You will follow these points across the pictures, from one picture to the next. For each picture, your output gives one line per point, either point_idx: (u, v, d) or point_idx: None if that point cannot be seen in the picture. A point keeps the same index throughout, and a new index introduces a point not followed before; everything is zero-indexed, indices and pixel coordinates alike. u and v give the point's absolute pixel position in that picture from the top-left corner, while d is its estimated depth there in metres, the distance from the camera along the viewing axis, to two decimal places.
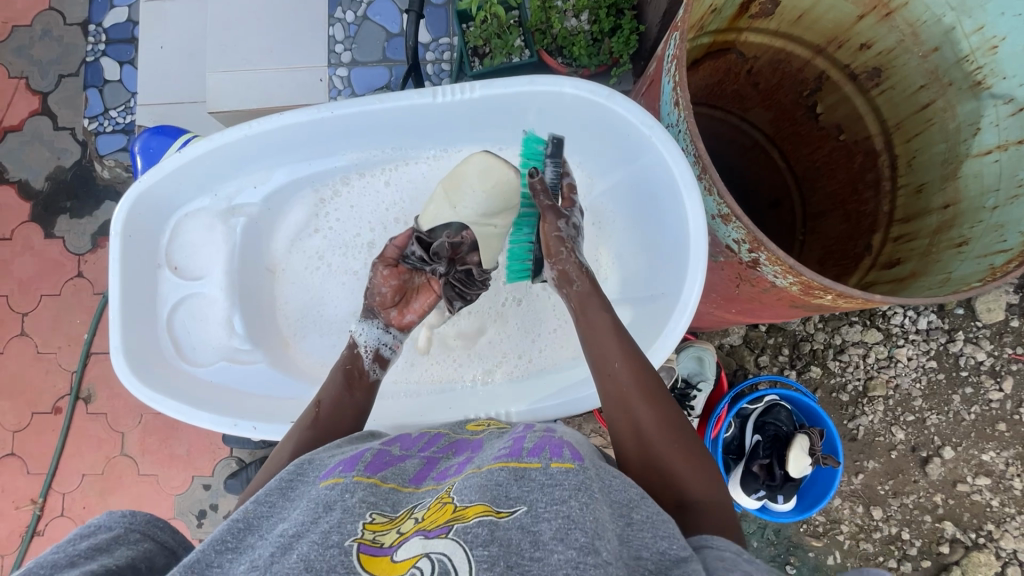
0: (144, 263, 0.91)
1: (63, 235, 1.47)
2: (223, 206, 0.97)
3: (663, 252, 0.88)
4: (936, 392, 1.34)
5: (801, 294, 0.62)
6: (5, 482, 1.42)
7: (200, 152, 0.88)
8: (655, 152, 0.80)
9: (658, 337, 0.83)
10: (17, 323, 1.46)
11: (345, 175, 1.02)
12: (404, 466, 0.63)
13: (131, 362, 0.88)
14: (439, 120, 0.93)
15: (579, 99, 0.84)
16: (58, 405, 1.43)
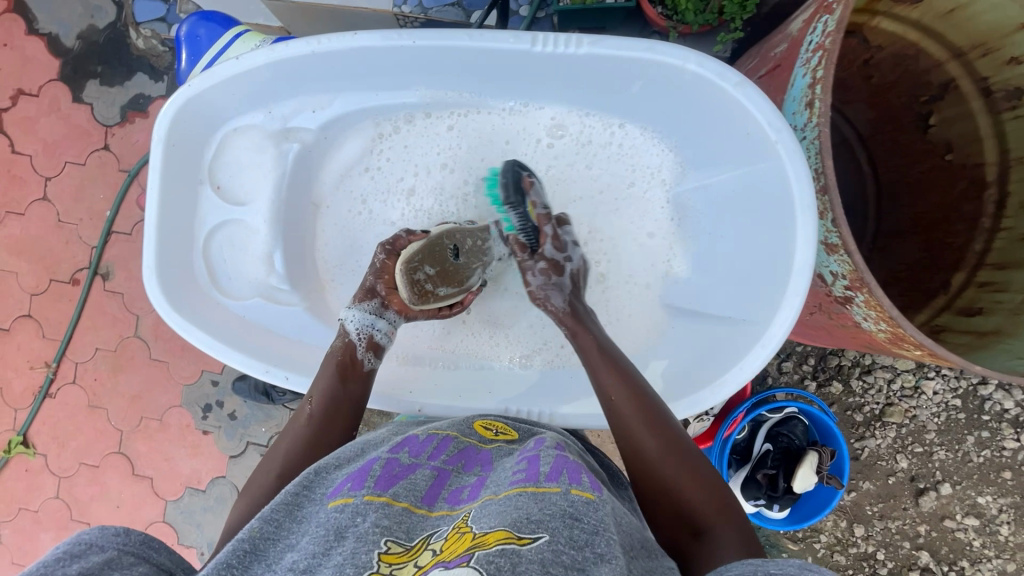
0: (186, 177, 0.85)
1: (91, 102, 1.40)
2: (278, 126, 0.89)
3: (752, 278, 0.81)
4: (952, 429, 1.32)
5: (887, 341, 0.62)
6: (21, 341, 1.45)
7: (260, 61, 0.79)
8: (775, 160, 0.71)
9: (728, 369, 0.78)
10: (39, 186, 1.42)
11: (410, 113, 0.93)
12: (415, 479, 0.61)
13: (165, 285, 0.83)
14: (527, 70, 0.83)
15: (699, 79, 0.75)
16: (76, 276, 1.43)
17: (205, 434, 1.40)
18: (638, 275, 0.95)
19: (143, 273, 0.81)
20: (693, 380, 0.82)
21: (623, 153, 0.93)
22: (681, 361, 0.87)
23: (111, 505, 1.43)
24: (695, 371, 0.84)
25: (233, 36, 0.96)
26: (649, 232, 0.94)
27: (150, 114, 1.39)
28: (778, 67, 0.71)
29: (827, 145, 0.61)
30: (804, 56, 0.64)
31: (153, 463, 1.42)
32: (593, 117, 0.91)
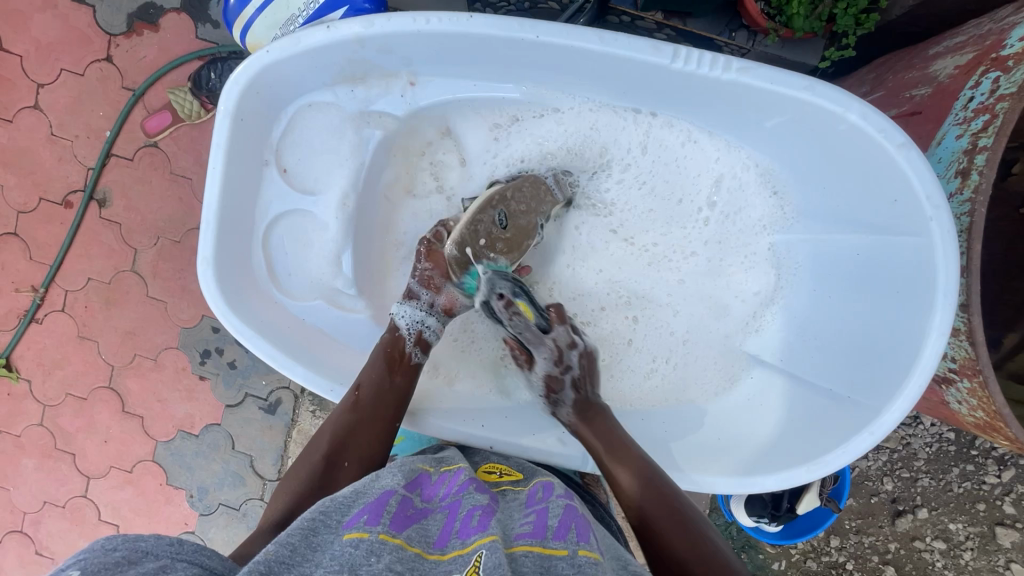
0: (251, 156, 0.76)
1: (94, 4, 1.25)
2: (359, 107, 0.79)
3: (869, 353, 0.75)
4: (940, 459, 1.35)
5: (977, 427, 0.69)
6: (5, 260, 1.35)
7: (353, 33, 0.69)
8: (925, 235, 0.66)
9: (830, 449, 0.73)
10: (30, 92, 1.28)
11: (505, 106, 0.82)
12: (428, 523, 0.57)
13: (222, 282, 0.76)
14: (648, 84, 0.74)
15: (853, 131, 0.68)
16: (69, 199, 1.32)
17: (202, 379, 1.35)
18: (727, 321, 0.88)
19: (200, 267, 0.74)
20: (791, 455, 0.76)
21: (737, 185, 0.84)
22: (769, 426, 0.82)
23: (98, 439, 1.39)
24: (789, 442, 0.79)
25: None
26: (747, 277, 0.87)
27: (160, 27, 1.25)
28: (918, 115, 0.71)
29: (977, 230, 0.64)
30: (958, 115, 0.65)
31: (144, 402, 1.38)
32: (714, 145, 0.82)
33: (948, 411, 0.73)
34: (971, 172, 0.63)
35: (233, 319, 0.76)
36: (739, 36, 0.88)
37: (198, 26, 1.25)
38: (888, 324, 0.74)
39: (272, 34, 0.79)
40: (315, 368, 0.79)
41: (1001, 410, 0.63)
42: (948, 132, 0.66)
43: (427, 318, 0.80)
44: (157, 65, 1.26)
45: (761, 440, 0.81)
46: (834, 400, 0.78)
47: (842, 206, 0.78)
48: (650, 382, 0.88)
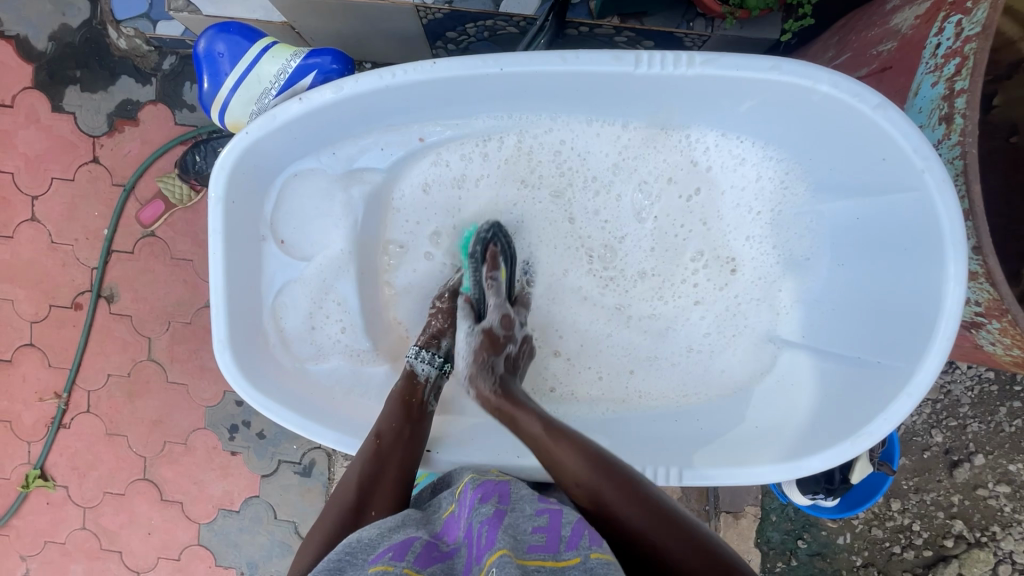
0: (248, 234, 0.77)
1: (74, 111, 1.29)
2: (344, 167, 0.81)
3: (888, 314, 0.75)
4: (985, 401, 1.32)
5: (1012, 364, 0.68)
6: (26, 372, 1.37)
7: (323, 101, 0.70)
8: (922, 189, 0.66)
9: (870, 419, 0.72)
10: (26, 206, 1.32)
11: (489, 137, 0.82)
12: (453, 561, 0.58)
13: (241, 363, 0.76)
14: (618, 91, 0.73)
15: (831, 100, 0.67)
16: (78, 301, 1.34)
17: (234, 455, 1.36)
18: (742, 306, 0.89)
19: (217, 353, 0.74)
20: (830, 431, 0.75)
21: (733, 174, 0.84)
22: (804, 402, 0.81)
23: (142, 532, 1.39)
24: (827, 419, 0.77)
25: (262, 52, 0.78)
26: (758, 261, 0.87)
27: (139, 121, 1.28)
28: (889, 70, 0.72)
29: (971, 168, 0.64)
30: (929, 64, 0.66)
31: (181, 487, 1.38)
32: (695, 135, 0.81)
33: (983, 352, 0.72)
34: (955, 116, 0.63)
35: (256, 394, 0.76)
36: (697, 24, 0.89)
37: (175, 112, 1.28)
38: (902, 281, 0.73)
39: (248, 110, 0.81)
40: (347, 430, 0.79)
41: None
42: (923, 82, 0.67)
43: (444, 363, 0.83)
44: (142, 157, 1.29)
45: (799, 420, 0.80)
46: (862, 366, 0.77)
47: (842, 172, 0.76)
48: (676, 381, 0.89)
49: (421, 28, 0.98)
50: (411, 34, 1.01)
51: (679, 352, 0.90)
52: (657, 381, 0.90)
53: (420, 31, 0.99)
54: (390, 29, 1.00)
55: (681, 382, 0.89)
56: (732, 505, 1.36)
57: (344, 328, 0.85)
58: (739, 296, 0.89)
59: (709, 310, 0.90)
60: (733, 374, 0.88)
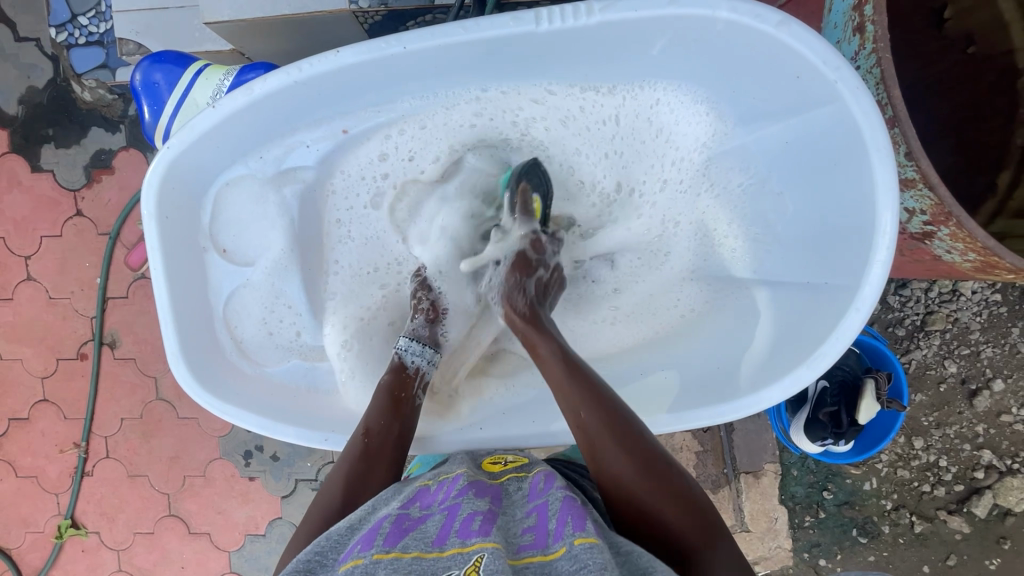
0: (189, 248, 0.79)
1: (52, 168, 1.32)
2: (273, 169, 0.80)
3: (832, 235, 0.74)
4: (996, 324, 1.28)
5: (973, 268, 0.66)
6: (45, 427, 1.41)
7: (236, 106, 0.71)
8: (840, 102, 0.65)
9: (824, 341, 0.72)
10: (21, 267, 1.36)
11: (413, 120, 0.81)
12: (427, 526, 0.60)
13: (197, 374, 0.79)
14: (528, 56, 0.73)
15: (733, 28, 0.66)
16: (83, 351, 1.38)
17: (252, 480, 1.38)
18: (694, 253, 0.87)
19: (170, 364, 0.77)
20: (787, 365, 0.76)
21: (667, 120, 0.81)
22: (762, 337, 0.81)
23: (176, 567, 1.42)
24: (784, 347, 0.78)
25: (196, 76, 0.82)
26: (710, 205, 0.84)
27: (114, 168, 1.31)
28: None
29: (889, 76, 0.62)
30: None
31: (207, 518, 1.40)
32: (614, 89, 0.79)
33: (943, 263, 0.70)
34: (867, 25, 0.62)
35: (214, 401, 0.80)
36: None
37: (147, 155, 1.31)
38: (842, 202, 0.72)
39: None
40: (306, 424, 0.82)
41: (986, 243, 0.60)
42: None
43: (433, 355, 0.85)
44: (122, 203, 1.32)
45: (758, 353, 0.81)
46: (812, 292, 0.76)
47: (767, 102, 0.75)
48: (644, 336, 0.89)
49: (365, 33, 1.00)
50: (356, 41, 1.02)
51: (642, 305, 0.90)
52: (627, 342, 0.90)
53: (365, 37, 1.01)
54: (335, 39, 1.01)
55: (649, 333, 0.89)
56: (751, 465, 1.34)
57: (299, 331, 0.88)
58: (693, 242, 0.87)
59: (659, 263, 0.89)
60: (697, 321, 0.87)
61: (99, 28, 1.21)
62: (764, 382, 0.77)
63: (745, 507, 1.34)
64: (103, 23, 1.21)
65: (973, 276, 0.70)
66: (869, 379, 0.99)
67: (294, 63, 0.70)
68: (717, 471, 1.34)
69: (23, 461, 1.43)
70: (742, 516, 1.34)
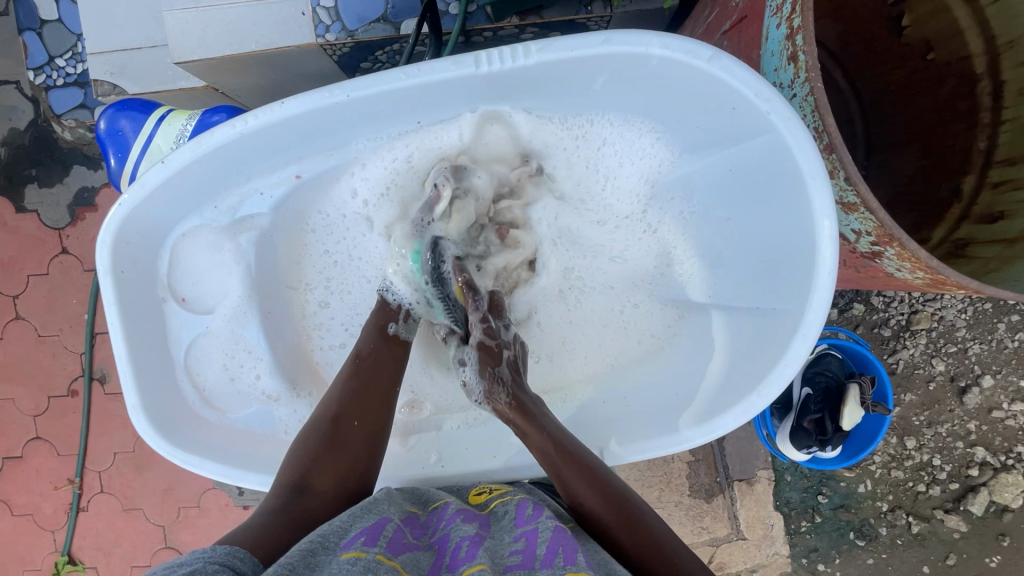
0: (146, 299, 0.79)
1: (36, 208, 1.34)
2: (228, 218, 0.83)
3: (778, 262, 0.76)
4: (981, 321, 1.28)
5: (927, 284, 0.64)
6: (38, 464, 1.42)
7: (187, 158, 0.73)
8: (773, 132, 0.68)
9: (772, 366, 0.74)
10: (10, 307, 1.37)
11: (365, 162, 0.85)
12: (421, 554, 0.60)
13: (157, 425, 0.79)
14: (472, 95, 0.76)
15: (668, 62, 0.69)
16: (73, 387, 1.39)
17: (246, 509, 1.38)
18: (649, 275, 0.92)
19: (131, 417, 0.77)
20: (739, 390, 0.77)
21: (614, 153, 0.86)
22: (719, 362, 0.83)
23: None
24: (737, 371, 0.80)
25: (158, 122, 0.84)
26: (662, 226, 0.89)
27: (98, 205, 1.33)
28: (745, 19, 0.73)
29: (822, 103, 0.62)
30: (772, 7, 0.66)
31: None
32: (560, 120, 0.83)
33: (896, 280, 0.69)
34: (798, 53, 0.62)
35: (178, 452, 0.80)
36: (595, 7, 0.88)
37: None
38: (783, 227, 0.74)
39: None
40: (268, 471, 0.82)
41: (929, 261, 0.59)
42: (770, 24, 0.66)
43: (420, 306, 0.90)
44: None
45: (714, 377, 0.83)
46: (763, 316, 0.78)
47: (708, 129, 0.78)
48: (608, 356, 0.93)
49: (336, 66, 1.01)
50: (327, 73, 1.03)
51: (608, 332, 0.94)
52: (596, 367, 0.93)
53: (336, 69, 1.02)
54: (305, 72, 1.03)
55: (616, 357, 0.93)
56: (744, 472, 1.33)
57: (260, 375, 0.87)
58: (646, 265, 0.92)
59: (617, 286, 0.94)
60: (659, 342, 0.91)
61: (76, 69, 1.23)
62: (722, 407, 0.78)
63: (740, 514, 1.33)
64: (79, 64, 1.23)
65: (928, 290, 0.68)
66: (852, 384, 0.99)
67: (243, 114, 0.72)
68: (710, 480, 1.33)
69: (18, 499, 1.43)
70: (738, 524, 1.33)
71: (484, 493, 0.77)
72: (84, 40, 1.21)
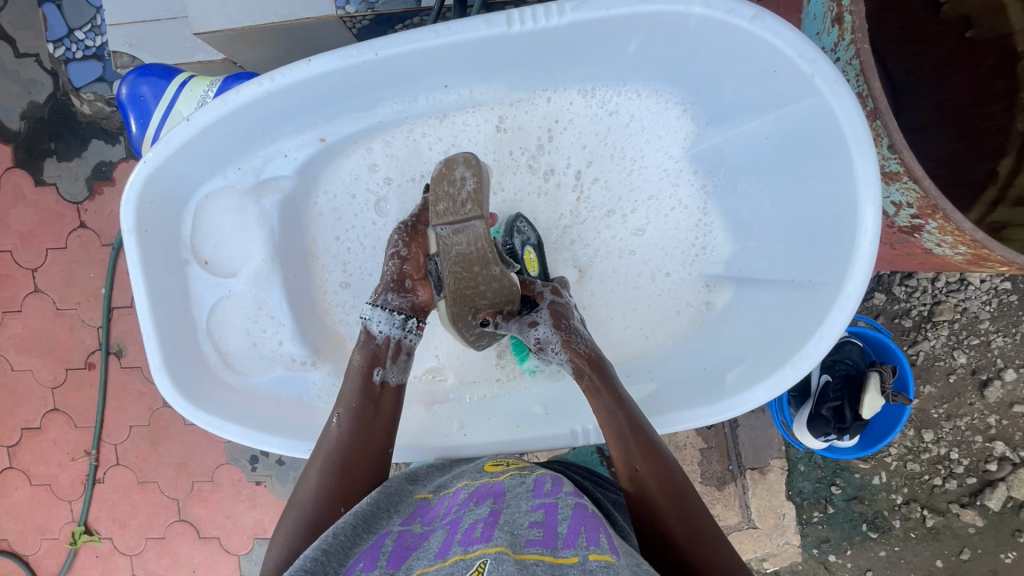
0: (170, 259, 0.80)
1: (54, 181, 1.34)
2: (252, 180, 0.83)
3: (813, 231, 0.76)
4: (1007, 313, 1.25)
5: (967, 260, 0.65)
6: (56, 436, 1.44)
7: (213, 116, 0.73)
8: (816, 96, 0.68)
9: (807, 339, 0.73)
10: (29, 279, 1.38)
11: (390, 128, 0.85)
12: (428, 542, 0.56)
13: (181, 385, 0.79)
14: (506, 57, 0.76)
15: (706, 23, 0.69)
16: (90, 361, 1.40)
17: (258, 484, 1.39)
18: (678, 249, 0.90)
19: (155, 376, 0.77)
20: (770, 363, 0.77)
21: (642, 123, 0.86)
22: (750, 336, 0.82)
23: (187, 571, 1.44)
24: (768, 345, 0.79)
25: (179, 88, 0.84)
26: (688, 196, 0.88)
27: (115, 180, 1.33)
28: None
29: (867, 65, 0.63)
30: None
31: (216, 523, 1.41)
32: (592, 87, 0.84)
33: (935, 256, 0.69)
34: (844, 14, 0.63)
35: (201, 413, 0.80)
36: None
37: None
38: (821, 197, 0.74)
39: None
40: (291, 435, 0.82)
41: (975, 235, 0.59)
42: None
43: (407, 324, 0.81)
44: None
45: (742, 352, 0.82)
46: (797, 288, 0.78)
47: (738, 95, 0.78)
48: (632, 333, 0.91)
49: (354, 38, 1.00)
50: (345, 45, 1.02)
51: (633, 306, 0.92)
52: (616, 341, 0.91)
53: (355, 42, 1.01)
54: (324, 45, 1.02)
55: (638, 332, 0.91)
56: (757, 461, 1.32)
57: (282, 341, 0.87)
58: (676, 239, 0.90)
59: (640, 262, 0.91)
60: (687, 316, 0.90)
61: (95, 41, 1.23)
62: (748, 383, 0.78)
63: (752, 503, 1.32)
64: (99, 37, 1.23)
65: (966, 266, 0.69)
66: (874, 372, 0.98)
67: (269, 72, 0.72)
68: (722, 468, 1.32)
69: (35, 469, 1.46)
70: (749, 513, 1.32)
71: (500, 464, 0.74)
72: (102, 13, 1.21)
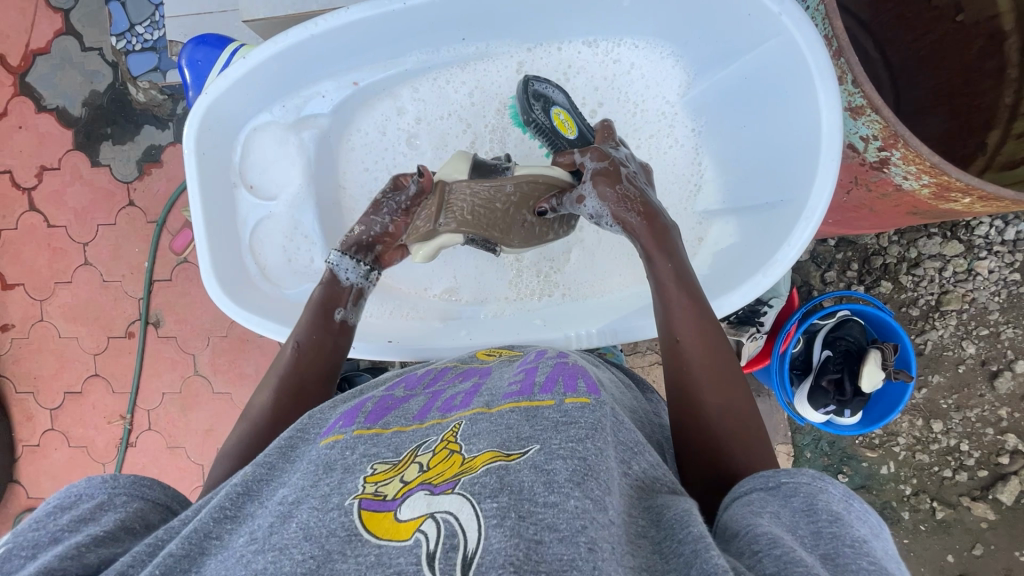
0: (221, 182, 0.89)
1: (109, 163, 1.47)
2: (294, 116, 0.93)
3: (788, 155, 0.83)
4: (1017, 304, 1.26)
5: (932, 194, 0.71)
6: (95, 400, 1.54)
7: (264, 56, 0.82)
8: (784, 34, 0.76)
9: (778, 250, 0.79)
10: (79, 253, 1.50)
11: (417, 77, 0.95)
12: (408, 405, 0.61)
13: (226, 287, 0.88)
14: (520, 10, 0.85)
15: None
16: (130, 330, 1.50)
17: None
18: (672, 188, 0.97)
19: (204, 279, 0.86)
20: (744, 272, 0.83)
21: (640, 73, 0.95)
22: (731, 256, 0.89)
23: None
24: (744, 263, 0.85)
25: (232, 54, 0.94)
26: (684, 137, 0.97)
27: (163, 162, 1.45)
28: None
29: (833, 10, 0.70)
30: None
31: None
32: (593, 40, 0.93)
33: (902, 193, 0.74)
34: None
35: (240, 310, 0.88)
36: None
37: None
38: (793, 122, 0.81)
39: None
40: None
41: (936, 162, 0.65)
42: None
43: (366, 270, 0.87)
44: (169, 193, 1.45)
45: (723, 270, 0.88)
46: (771, 208, 0.85)
47: (728, 45, 0.85)
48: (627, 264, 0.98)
49: None
50: None
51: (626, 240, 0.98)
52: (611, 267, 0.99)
53: None
54: None
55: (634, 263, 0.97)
56: None
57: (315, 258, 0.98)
58: (668, 178, 0.97)
59: None
60: None
61: (153, 35, 1.37)
62: (725, 291, 0.84)
63: None
64: (156, 31, 1.37)
65: (936, 206, 0.74)
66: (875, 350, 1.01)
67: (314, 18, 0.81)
68: None
69: (74, 431, 1.55)
70: None
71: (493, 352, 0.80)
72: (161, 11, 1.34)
